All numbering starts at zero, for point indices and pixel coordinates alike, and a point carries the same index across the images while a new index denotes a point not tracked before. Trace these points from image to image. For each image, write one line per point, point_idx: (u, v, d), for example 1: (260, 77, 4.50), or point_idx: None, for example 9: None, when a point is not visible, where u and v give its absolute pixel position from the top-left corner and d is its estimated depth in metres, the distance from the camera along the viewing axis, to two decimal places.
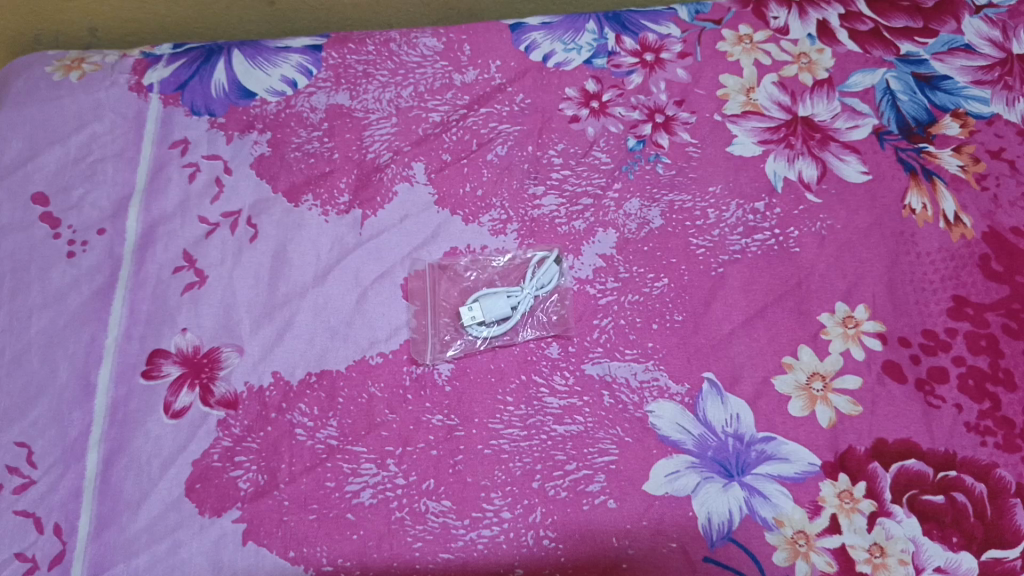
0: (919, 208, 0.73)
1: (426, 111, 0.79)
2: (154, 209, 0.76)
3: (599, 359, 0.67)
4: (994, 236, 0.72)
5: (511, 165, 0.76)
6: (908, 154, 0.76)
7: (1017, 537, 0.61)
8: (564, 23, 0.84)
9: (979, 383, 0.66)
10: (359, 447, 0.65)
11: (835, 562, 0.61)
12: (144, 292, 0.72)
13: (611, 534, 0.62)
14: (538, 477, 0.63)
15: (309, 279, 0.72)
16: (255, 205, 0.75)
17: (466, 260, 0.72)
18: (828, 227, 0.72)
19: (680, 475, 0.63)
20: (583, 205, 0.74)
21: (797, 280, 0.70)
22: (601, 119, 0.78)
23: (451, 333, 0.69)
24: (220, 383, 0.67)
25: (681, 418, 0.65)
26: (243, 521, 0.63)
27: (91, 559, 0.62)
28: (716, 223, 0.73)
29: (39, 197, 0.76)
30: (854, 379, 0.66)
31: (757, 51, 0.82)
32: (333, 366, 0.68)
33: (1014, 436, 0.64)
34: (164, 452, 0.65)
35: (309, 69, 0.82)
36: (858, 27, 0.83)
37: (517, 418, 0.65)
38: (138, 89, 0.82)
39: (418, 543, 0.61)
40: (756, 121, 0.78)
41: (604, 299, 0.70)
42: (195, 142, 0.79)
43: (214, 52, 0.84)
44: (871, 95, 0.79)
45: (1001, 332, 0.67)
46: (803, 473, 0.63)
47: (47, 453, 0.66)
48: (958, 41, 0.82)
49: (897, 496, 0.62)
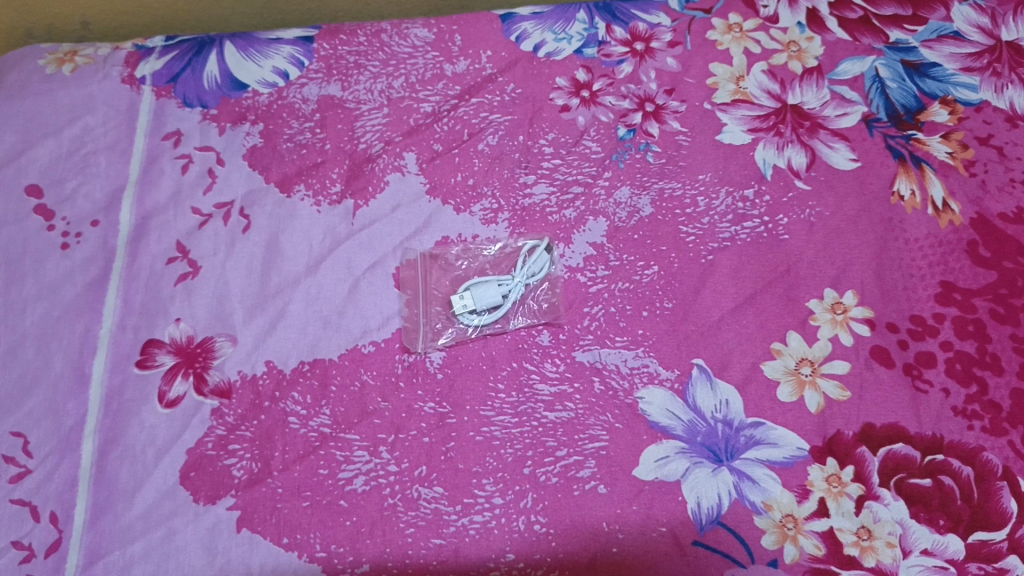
0: (908, 194, 0.74)
1: (417, 102, 0.79)
2: (147, 200, 0.76)
3: (589, 347, 0.68)
4: (982, 221, 0.72)
5: (502, 154, 0.76)
6: (897, 142, 0.76)
7: (1003, 519, 0.62)
8: (555, 13, 0.85)
9: (966, 367, 0.66)
10: (351, 434, 0.65)
11: (823, 546, 0.61)
12: (138, 283, 0.72)
13: (601, 518, 0.62)
14: (529, 463, 0.64)
15: (301, 269, 0.72)
16: (247, 196, 0.75)
17: (457, 249, 0.73)
18: (817, 215, 0.73)
19: (670, 460, 0.64)
20: (573, 193, 0.74)
21: (786, 267, 0.71)
22: (591, 109, 0.79)
23: (443, 321, 0.70)
24: (214, 372, 0.68)
25: (670, 404, 0.66)
26: (237, 508, 0.63)
27: (86, 547, 0.62)
28: (706, 210, 0.73)
29: (33, 190, 0.77)
30: (842, 364, 0.67)
31: (746, 40, 0.82)
32: (326, 355, 0.68)
33: (1001, 420, 0.65)
34: (158, 441, 0.66)
35: (300, 60, 0.83)
36: (847, 15, 0.83)
37: (508, 405, 0.66)
38: (131, 82, 0.82)
39: (410, 529, 0.62)
40: (746, 109, 0.78)
41: (594, 287, 0.70)
42: (188, 134, 0.79)
43: (206, 44, 0.84)
44: (860, 83, 0.79)
45: (989, 316, 0.68)
46: (791, 457, 0.64)
47: (43, 443, 0.66)
48: (947, 29, 0.82)
49: (884, 479, 0.63)
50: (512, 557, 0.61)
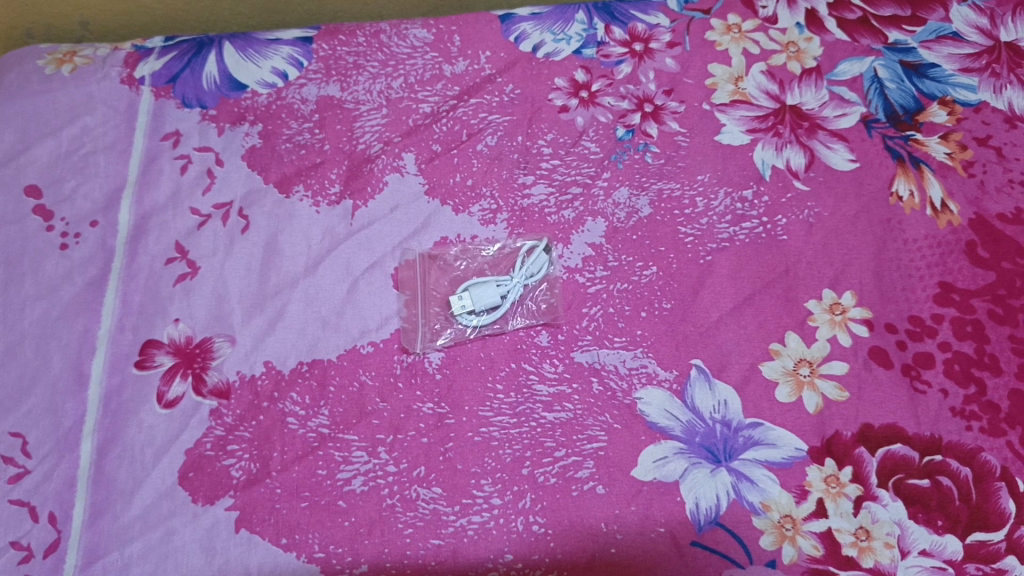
0: (906, 195, 0.74)
1: (416, 102, 0.79)
2: (146, 201, 0.76)
3: (588, 347, 0.68)
4: (981, 222, 0.72)
5: (501, 155, 0.76)
6: (895, 142, 0.76)
7: (1002, 520, 0.62)
8: (554, 14, 0.85)
9: (965, 368, 0.66)
10: (350, 435, 0.65)
11: (821, 546, 0.61)
12: (137, 283, 0.72)
13: (599, 519, 0.62)
14: (527, 464, 0.64)
15: (300, 270, 0.72)
16: (246, 197, 0.75)
17: (456, 249, 0.73)
18: (815, 215, 0.73)
19: (669, 461, 0.64)
20: (572, 194, 0.74)
21: (785, 267, 0.71)
22: (590, 109, 0.79)
23: (441, 322, 0.70)
24: (212, 372, 0.68)
25: (669, 405, 0.66)
26: (235, 509, 0.63)
27: (85, 547, 0.62)
28: (704, 211, 0.73)
29: (32, 190, 0.77)
30: (840, 365, 0.67)
31: (745, 40, 0.82)
32: (325, 355, 0.68)
33: (999, 420, 0.65)
34: (157, 441, 0.66)
35: (299, 60, 0.83)
36: (846, 16, 0.83)
37: (506, 406, 0.66)
38: (130, 82, 0.82)
39: (409, 529, 0.62)
40: (745, 110, 0.78)
41: (593, 288, 0.70)
42: (188, 134, 0.79)
43: (205, 45, 0.84)
44: (859, 83, 0.79)
45: (987, 317, 0.68)
46: (790, 458, 0.64)
47: (42, 443, 0.66)
48: (946, 30, 0.82)
49: (882, 480, 0.63)
50: (511, 558, 0.61)
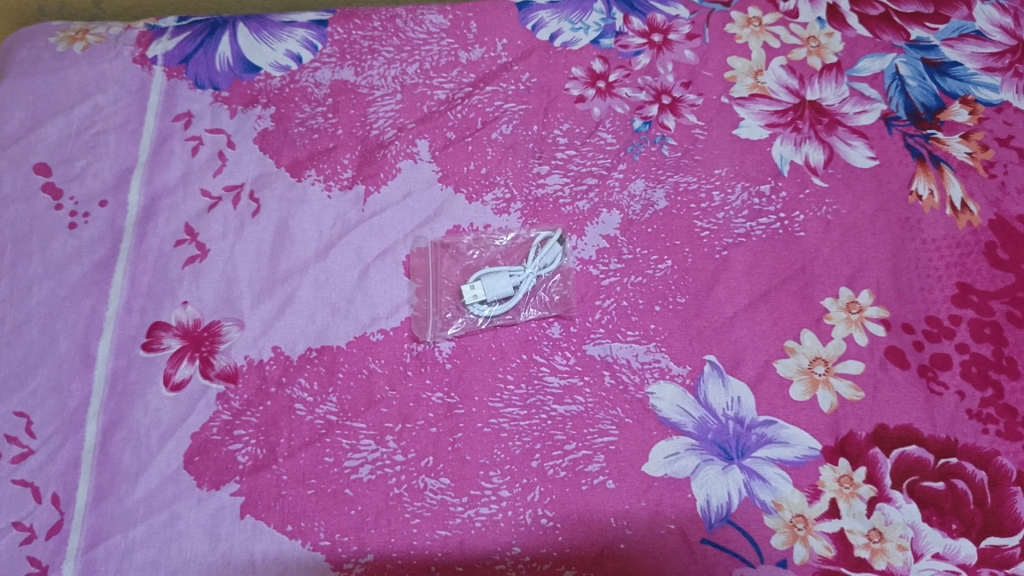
0: (926, 194, 0.73)
1: (431, 88, 0.79)
2: (157, 181, 0.75)
3: (601, 340, 0.67)
4: (1001, 223, 0.71)
5: (516, 144, 0.75)
6: (916, 141, 0.75)
7: (1016, 526, 0.61)
8: (572, 2, 0.83)
9: (982, 370, 0.65)
10: (358, 423, 0.64)
11: (833, 547, 0.60)
12: (145, 265, 0.72)
13: (609, 514, 0.61)
14: (538, 457, 0.63)
15: (311, 255, 0.72)
16: (257, 180, 0.75)
17: (469, 238, 0.72)
18: (833, 212, 0.72)
19: (680, 457, 0.63)
20: (587, 185, 0.73)
21: (802, 263, 0.70)
22: (607, 100, 0.78)
23: (453, 311, 0.69)
24: (220, 357, 0.67)
25: (682, 401, 0.65)
26: (240, 495, 0.63)
27: (88, 529, 0.62)
28: (721, 205, 0.72)
29: (41, 168, 0.76)
30: (856, 364, 0.66)
31: (766, 34, 0.81)
32: (334, 342, 0.68)
33: (1016, 424, 0.64)
34: (163, 424, 0.65)
35: (313, 43, 0.82)
36: (868, 12, 0.82)
37: (517, 398, 0.65)
38: (142, 62, 0.81)
39: (416, 520, 0.61)
40: (764, 104, 0.77)
41: (607, 280, 0.69)
42: (199, 116, 0.78)
43: (219, 26, 0.83)
44: (879, 81, 0.78)
45: (1005, 320, 0.67)
46: (803, 457, 0.63)
47: (46, 424, 0.66)
48: (969, 28, 0.81)
49: (897, 481, 0.62)
50: (518, 550, 0.61)
